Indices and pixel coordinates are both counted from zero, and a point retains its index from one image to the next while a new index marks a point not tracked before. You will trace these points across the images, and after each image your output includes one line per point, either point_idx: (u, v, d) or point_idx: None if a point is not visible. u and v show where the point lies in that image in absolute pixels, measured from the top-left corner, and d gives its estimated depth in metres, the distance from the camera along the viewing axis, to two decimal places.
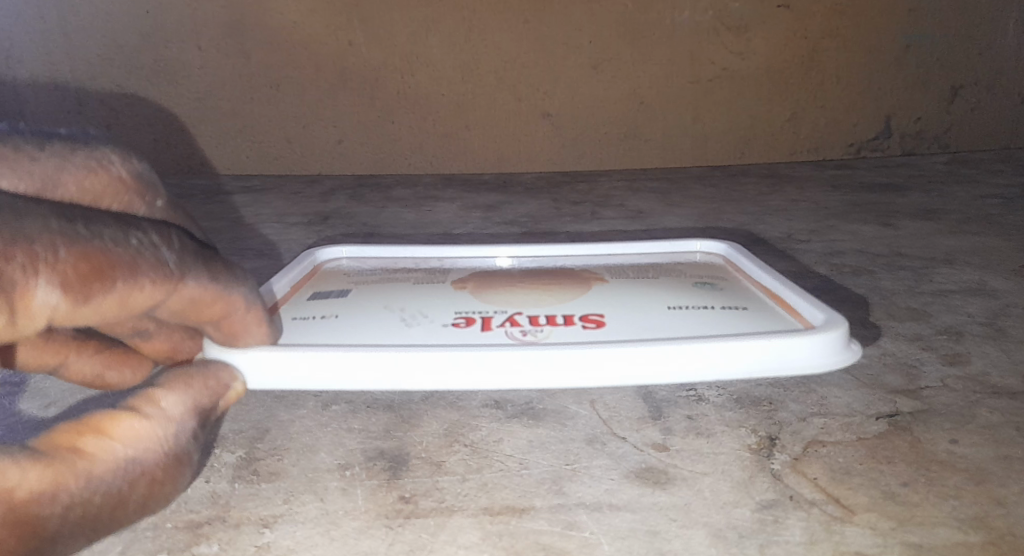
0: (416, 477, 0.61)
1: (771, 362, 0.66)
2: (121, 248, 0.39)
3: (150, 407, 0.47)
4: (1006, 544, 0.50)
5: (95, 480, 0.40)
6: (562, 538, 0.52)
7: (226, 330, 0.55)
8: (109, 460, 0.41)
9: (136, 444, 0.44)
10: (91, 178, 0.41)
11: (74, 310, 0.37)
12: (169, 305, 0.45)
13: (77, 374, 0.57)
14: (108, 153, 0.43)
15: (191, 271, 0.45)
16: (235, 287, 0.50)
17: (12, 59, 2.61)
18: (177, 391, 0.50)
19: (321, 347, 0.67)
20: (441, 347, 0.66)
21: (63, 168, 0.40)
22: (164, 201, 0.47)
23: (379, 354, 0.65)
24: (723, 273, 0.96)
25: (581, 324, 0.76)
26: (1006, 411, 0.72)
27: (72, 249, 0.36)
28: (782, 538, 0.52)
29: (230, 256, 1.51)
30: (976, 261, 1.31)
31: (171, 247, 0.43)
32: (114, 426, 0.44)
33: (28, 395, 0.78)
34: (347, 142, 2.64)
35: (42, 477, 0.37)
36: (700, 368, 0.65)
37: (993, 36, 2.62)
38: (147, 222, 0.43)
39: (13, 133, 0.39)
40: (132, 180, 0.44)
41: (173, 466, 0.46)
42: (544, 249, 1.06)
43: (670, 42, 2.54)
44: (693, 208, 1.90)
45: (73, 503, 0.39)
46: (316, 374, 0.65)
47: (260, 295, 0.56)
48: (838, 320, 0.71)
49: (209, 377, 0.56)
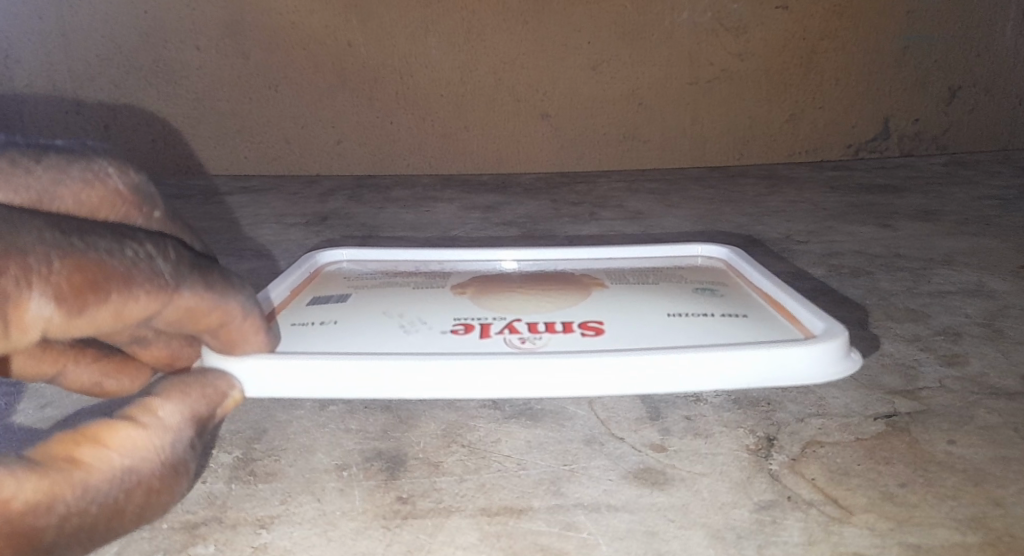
0: (414, 477, 0.61)
1: (767, 373, 0.66)
2: (116, 259, 0.39)
3: (146, 416, 0.47)
4: (1004, 545, 0.50)
5: (92, 490, 0.40)
6: (560, 539, 0.52)
7: (225, 338, 0.55)
8: (106, 470, 0.41)
9: (133, 454, 0.44)
10: (87, 191, 0.41)
11: (69, 322, 0.37)
12: (166, 316, 0.45)
13: (76, 382, 0.57)
14: (105, 166, 0.43)
15: (187, 281, 0.44)
16: (233, 295, 0.50)
17: (11, 59, 2.62)
18: (174, 400, 0.50)
19: (322, 355, 0.67)
20: (444, 353, 0.66)
21: (59, 180, 0.40)
22: (162, 212, 0.47)
23: (376, 362, 0.64)
24: (725, 278, 0.96)
25: (580, 330, 0.76)
26: (1004, 411, 0.72)
27: (66, 260, 0.36)
28: (781, 539, 0.52)
29: (229, 257, 1.51)
30: (974, 262, 1.31)
31: (167, 258, 0.43)
32: (110, 435, 0.44)
33: (25, 400, 0.78)
34: (346, 143, 2.64)
35: (38, 487, 0.37)
36: (699, 377, 0.64)
37: (991, 37, 2.62)
38: (143, 233, 0.43)
39: (9, 145, 0.39)
40: (129, 192, 0.44)
41: (171, 476, 0.46)
42: (547, 251, 1.06)
43: (669, 43, 2.54)
44: (692, 209, 1.90)
45: (68, 514, 0.38)
46: (313, 380, 0.65)
47: (259, 303, 0.55)
48: (840, 329, 0.71)
49: (207, 386, 0.56)
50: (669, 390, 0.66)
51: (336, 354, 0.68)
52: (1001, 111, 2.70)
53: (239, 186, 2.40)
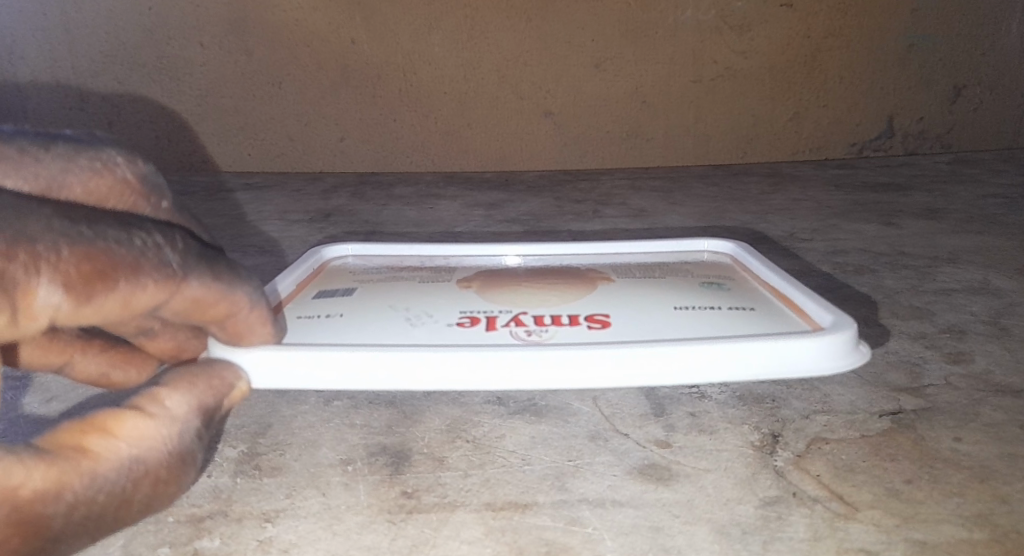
0: (419, 472, 0.61)
1: (774, 365, 0.65)
2: (124, 248, 0.39)
3: (154, 407, 0.47)
4: (1009, 542, 0.50)
5: (99, 479, 0.40)
6: (565, 534, 0.52)
7: (231, 329, 0.55)
8: (114, 460, 0.41)
9: (141, 444, 0.44)
10: (95, 180, 0.41)
11: (77, 311, 0.37)
12: (173, 306, 0.45)
13: (83, 373, 0.57)
14: (113, 155, 0.43)
15: (194, 271, 0.44)
16: (240, 287, 0.50)
17: (15, 55, 2.63)
18: (181, 391, 0.50)
19: (325, 346, 0.67)
20: (447, 349, 0.66)
21: (67, 170, 0.40)
22: (170, 203, 0.47)
23: (380, 357, 0.64)
24: (731, 273, 0.96)
25: (587, 323, 0.76)
26: (1009, 409, 0.72)
27: (75, 249, 0.36)
28: (785, 536, 0.51)
29: (232, 252, 1.51)
30: (979, 260, 1.31)
31: (175, 248, 0.43)
32: (118, 425, 0.44)
33: (30, 392, 0.78)
34: (349, 140, 2.64)
35: (47, 476, 0.37)
36: (703, 369, 0.64)
37: (995, 36, 2.61)
38: (150, 223, 0.43)
39: (18, 135, 0.40)
40: (137, 182, 0.44)
41: (177, 466, 0.46)
42: (553, 246, 1.06)
43: (672, 41, 2.54)
44: (695, 206, 1.90)
45: (76, 503, 0.39)
46: (317, 374, 0.65)
47: (265, 294, 0.56)
48: (847, 321, 0.71)
49: (214, 378, 0.56)
50: (670, 385, 0.65)
51: (339, 345, 0.68)
52: (1006, 109, 2.69)
53: (242, 183, 2.40)
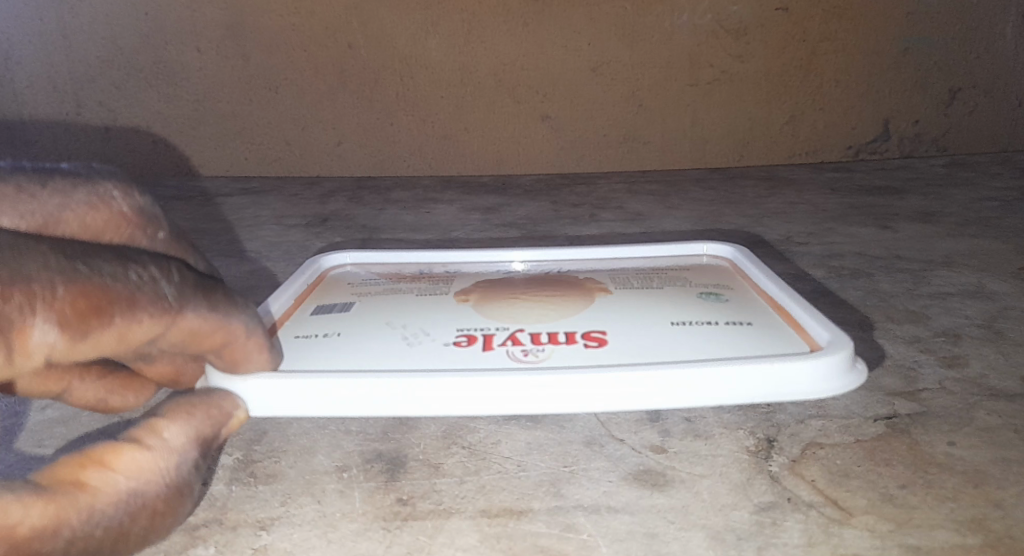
0: (414, 479, 0.61)
1: (769, 390, 0.65)
2: (120, 283, 0.40)
3: (152, 438, 0.48)
4: (1003, 546, 0.50)
5: (98, 514, 0.41)
6: (559, 540, 0.52)
7: (228, 356, 0.56)
8: (112, 493, 0.42)
9: (138, 477, 0.45)
10: (92, 214, 0.43)
11: (73, 347, 0.38)
12: (170, 337, 0.46)
13: (81, 399, 0.58)
14: (110, 188, 0.45)
15: (190, 303, 0.45)
16: (235, 315, 0.51)
17: (12, 61, 2.62)
18: (178, 421, 0.52)
19: (320, 372, 0.66)
20: (444, 371, 0.66)
21: (65, 204, 0.41)
22: (166, 232, 0.48)
23: (376, 380, 0.64)
24: (730, 280, 0.97)
25: (584, 342, 0.75)
26: (1004, 413, 0.72)
27: (71, 286, 0.37)
28: (780, 541, 0.52)
29: (230, 258, 1.52)
30: (975, 263, 1.32)
31: (171, 280, 0.44)
32: (116, 458, 0.45)
33: (29, 401, 0.79)
34: (346, 145, 2.64)
35: (44, 513, 0.38)
36: (697, 393, 0.64)
37: (991, 39, 2.62)
38: (147, 256, 0.44)
39: (16, 170, 0.41)
40: (134, 215, 0.45)
41: (174, 497, 0.47)
42: (553, 251, 1.07)
43: (669, 44, 2.54)
44: (692, 210, 1.91)
45: (75, 538, 0.39)
46: (311, 399, 0.64)
47: (260, 321, 0.57)
48: (843, 341, 0.70)
49: (212, 407, 0.57)
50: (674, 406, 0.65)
51: (340, 371, 0.67)
52: (1002, 112, 2.70)
53: (239, 187, 2.41)
